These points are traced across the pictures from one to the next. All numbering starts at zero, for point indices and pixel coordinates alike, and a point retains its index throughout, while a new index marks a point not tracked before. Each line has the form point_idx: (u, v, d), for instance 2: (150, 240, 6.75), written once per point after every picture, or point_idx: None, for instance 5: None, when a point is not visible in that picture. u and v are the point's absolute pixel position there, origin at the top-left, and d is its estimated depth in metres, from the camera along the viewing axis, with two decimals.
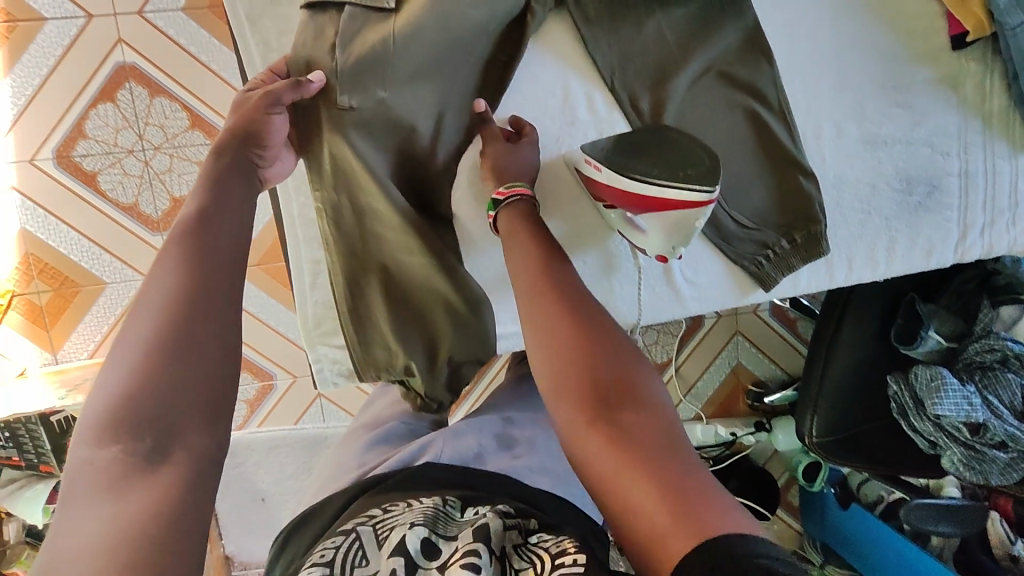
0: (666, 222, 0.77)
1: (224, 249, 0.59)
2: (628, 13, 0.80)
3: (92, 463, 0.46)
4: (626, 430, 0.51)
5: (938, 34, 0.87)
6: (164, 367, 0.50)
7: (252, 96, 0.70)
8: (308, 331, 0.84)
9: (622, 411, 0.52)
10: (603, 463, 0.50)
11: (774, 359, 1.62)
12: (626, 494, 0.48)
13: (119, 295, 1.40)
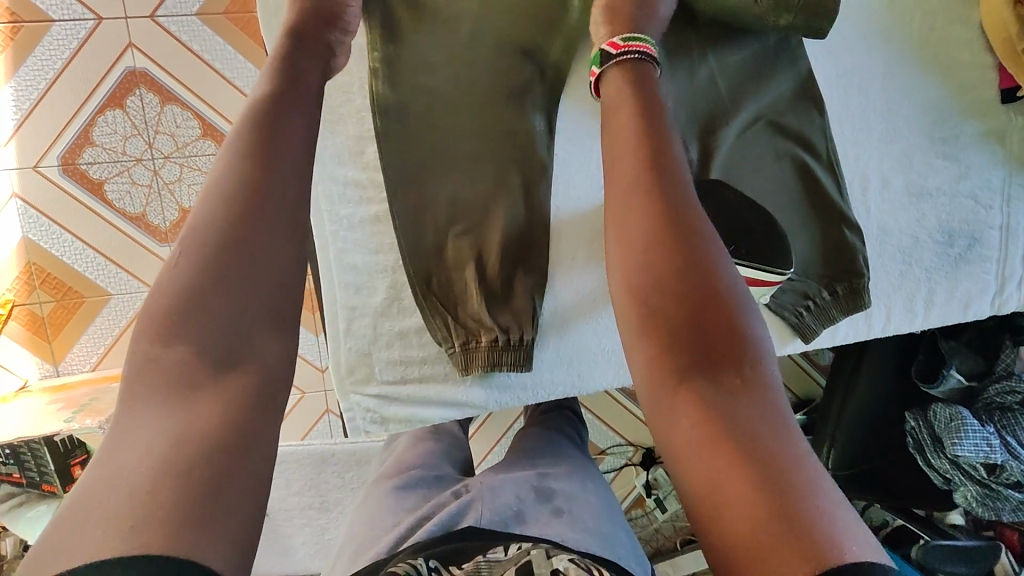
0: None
1: (292, 168, 0.56)
2: (680, 60, 0.77)
3: (158, 359, 0.46)
4: (725, 403, 0.47)
5: (988, 87, 0.86)
6: (228, 289, 0.49)
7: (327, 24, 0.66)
8: (338, 379, 0.76)
9: (720, 375, 0.48)
10: (687, 428, 0.48)
11: (786, 381, 1.61)
12: (709, 468, 0.45)
13: (124, 307, 1.36)
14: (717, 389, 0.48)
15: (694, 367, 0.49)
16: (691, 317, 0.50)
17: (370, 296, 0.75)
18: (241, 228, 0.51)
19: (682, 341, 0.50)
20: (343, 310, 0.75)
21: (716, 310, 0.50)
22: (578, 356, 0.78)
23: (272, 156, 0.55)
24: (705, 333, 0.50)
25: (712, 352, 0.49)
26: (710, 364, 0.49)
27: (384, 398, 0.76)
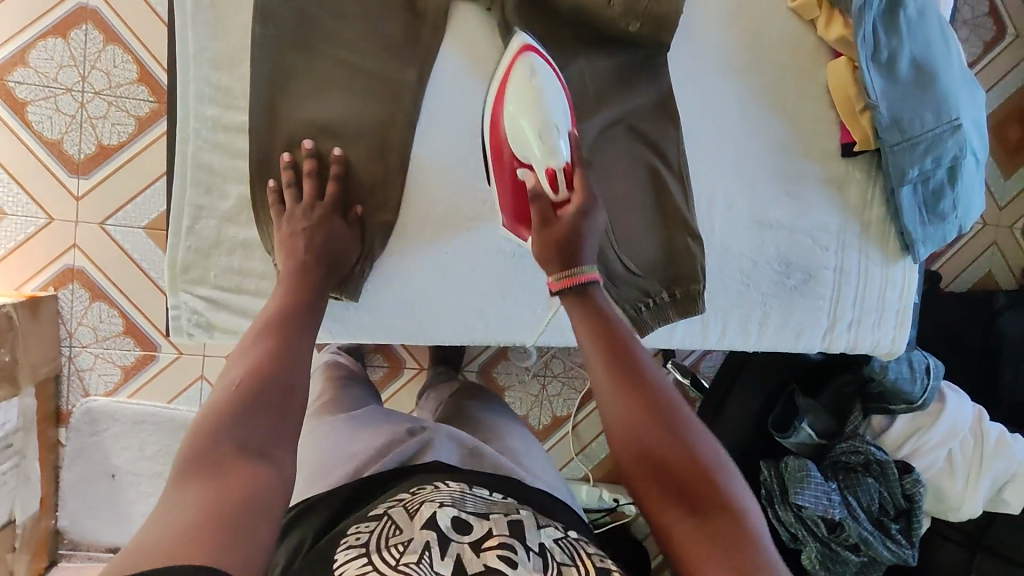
0: (530, 147, 0.74)
1: (307, 340, 0.65)
2: (554, 51, 0.84)
3: (207, 455, 0.49)
4: (708, 530, 0.53)
5: (831, 140, 0.95)
6: (264, 416, 0.54)
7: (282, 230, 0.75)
8: (173, 274, 0.78)
9: (706, 506, 0.55)
10: (681, 532, 0.54)
11: None
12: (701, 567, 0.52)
13: (16, 229, 1.34)
14: (700, 519, 0.54)
15: (675, 500, 0.55)
16: (676, 455, 0.57)
17: (221, 199, 0.77)
18: (275, 374, 0.58)
19: (671, 477, 0.56)
20: (190, 207, 0.76)
21: (688, 444, 0.57)
22: (408, 300, 0.84)
23: (288, 335, 0.63)
24: (684, 472, 0.56)
25: (692, 488, 0.55)
26: (692, 496, 0.55)
27: (213, 301, 0.78)
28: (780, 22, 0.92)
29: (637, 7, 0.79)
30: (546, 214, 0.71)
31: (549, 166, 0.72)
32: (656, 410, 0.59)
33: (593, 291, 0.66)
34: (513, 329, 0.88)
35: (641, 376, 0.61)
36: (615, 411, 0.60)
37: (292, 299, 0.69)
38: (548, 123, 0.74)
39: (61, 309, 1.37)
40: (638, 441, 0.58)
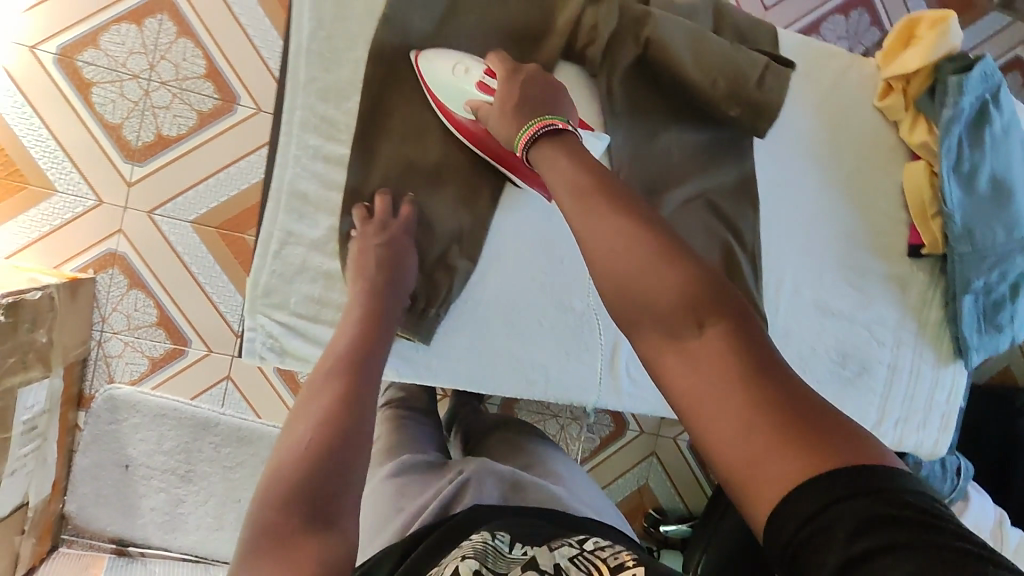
0: (467, 85, 0.76)
1: (371, 392, 0.65)
2: (649, 122, 0.85)
3: (273, 526, 0.51)
4: (694, 357, 0.47)
5: (899, 239, 0.97)
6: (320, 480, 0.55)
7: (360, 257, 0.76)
8: (252, 296, 0.77)
9: (690, 336, 0.48)
10: (695, 385, 0.46)
11: (682, 494, 1.52)
12: (718, 417, 0.44)
13: (63, 208, 1.34)
14: (687, 346, 0.48)
15: (659, 331, 0.50)
16: (654, 284, 0.50)
17: (311, 228, 0.78)
18: (334, 435, 0.58)
19: (653, 307, 0.50)
20: (279, 232, 0.76)
21: (673, 265, 0.50)
22: (479, 348, 0.85)
23: (352, 381, 0.65)
24: (680, 312, 0.49)
25: (694, 324, 0.48)
26: (678, 327, 0.49)
27: (291, 329, 0.78)
28: (864, 120, 0.95)
29: (741, 93, 0.80)
30: (509, 92, 0.73)
31: (474, 81, 0.76)
32: (637, 232, 0.53)
33: (543, 136, 0.67)
34: (575, 393, 0.89)
35: (617, 205, 0.55)
36: (593, 243, 0.54)
37: (358, 347, 0.69)
38: (453, 59, 0.77)
39: (97, 292, 1.37)
40: (618, 270, 0.52)
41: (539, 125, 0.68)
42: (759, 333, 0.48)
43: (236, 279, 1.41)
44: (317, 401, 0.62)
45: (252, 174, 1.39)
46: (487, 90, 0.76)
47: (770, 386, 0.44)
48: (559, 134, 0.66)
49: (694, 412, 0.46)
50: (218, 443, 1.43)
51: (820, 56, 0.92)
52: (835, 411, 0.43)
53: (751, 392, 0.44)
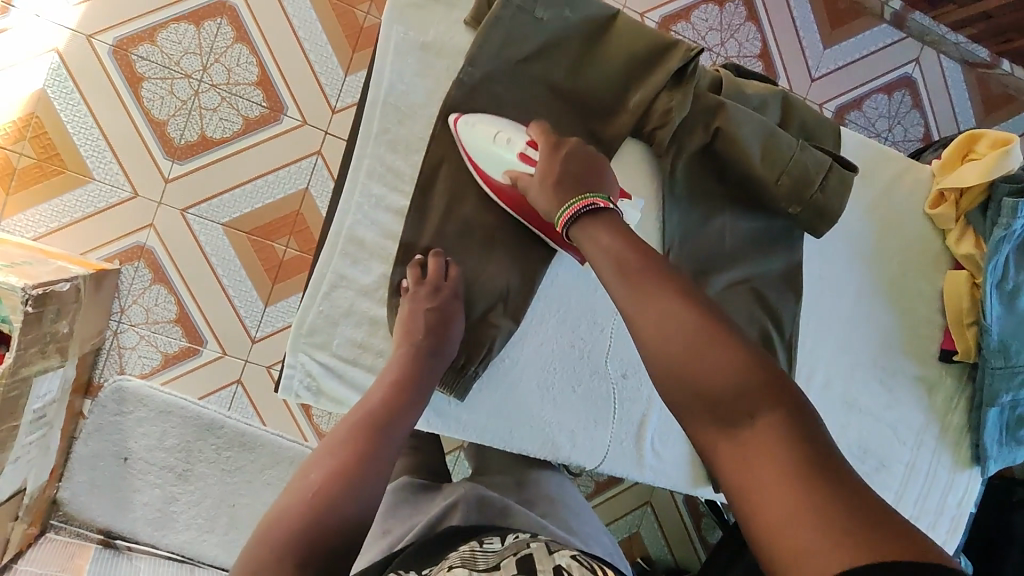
0: (506, 155, 0.75)
1: (388, 454, 0.66)
2: (705, 204, 0.86)
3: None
4: (745, 443, 0.50)
5: (932, 341, 0.99)
6: (309, 541, 0.57)
7: (408, 313, 0.76)
8: (296, 334, 0.77)
9: (743, 424, 0.51)
10: (744, 472, 0.49)
11: (672, 545, 1.47)
12: (767, 499, 0.47)
13: (98, 196, 1.33)
14: (737, 435, 0.51)
15: (711, 423, 0.53)
16: (707, 371, 0.53)
17: (363, 273, 0.77)
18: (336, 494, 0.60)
19: (705, 396, 0.53)
20: (332, 275, 0.76)
21: (725, 356, 0.53)
22: (507, 407, 0.84)
23: (369, 439, 0.65)
24: (732, 397, 0.52)
25: (741, 411, 0.51)
26: (729, 417, 0.52)
27: (331, 369, 0.77)
28: (911, 223, 0.96)
29: (803, 193, 0.81)
30: (549, 168, 0.72)
31: (516, 151, 0.75)
32: (691, 318, 0.56)
33: (586, 212, 0.67)
34: (598, 461, 0.88)
35: (670, 285, 0.59)
36: (643, 327, 0.57)
37: (392, 401, 0.69)
38: (494, 125, 0.76)
39: (120, 283, 1.36)
40: (671, 357, 0.55)
41: (580, 203, 0.68)
42: (814, 424, 0.50)
43: (259, 285, 1.41)
44: (329, 456, 0.63)
45: (290, 184, 1.39)
46: (527, 161, 0.75)
47: (822, 478, 0.46)
48: (601, 211, 0.67)
49: (747, 501, 0.48)
50: (219, 446, 1.42)
51: (878, 158, 0.94)
52: (888, 508, 0.45)
53: (799, 487, 0.46)
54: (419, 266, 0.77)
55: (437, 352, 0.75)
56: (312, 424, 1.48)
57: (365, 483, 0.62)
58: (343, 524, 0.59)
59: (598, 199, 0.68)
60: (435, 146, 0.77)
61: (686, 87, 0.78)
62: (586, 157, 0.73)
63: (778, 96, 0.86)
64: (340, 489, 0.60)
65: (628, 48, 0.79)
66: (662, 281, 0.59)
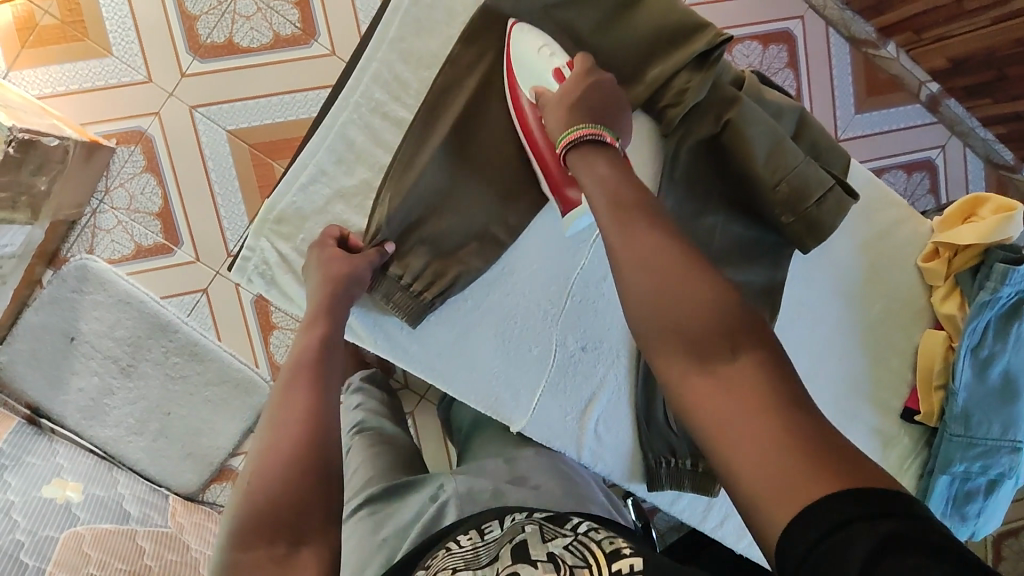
0: (540, 65, 0.74)
1: (336, 385, 0.66)
2: (702, 198, 0.85)
3: (245, 562, 0.52)
4: (725, 381, 0.50)
5: (898, 398, 0.97)
6: (292, 500, 0.55)
7: (320, 263, 0.74)
8: (265, 219, 0.77)
9: (721, 362, 0.51)
10: (716, 411, 0.50)
11: None
12: (742, 433, 0.48)
13: (111, 72, 1.32)
14: (716, 372, 0.51)
15: (686, 359, 0.53)
16: (688, 308, 0.53)
17: (346, 175, 0.77)
18: (303, 445, 0.58)
19: (685, 331, 0.53)
20: (314, 167, 0.77)
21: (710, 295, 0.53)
22: (457, 346, 0.82)
23: (317, 381, 0.64)
24: (711, 330, 0.52)
25: (713, 342, 0.52)
26: (707, 352, 0.52)
27: (288, 261, 0.77)
28: (903, 273, 0.95)
29: (798, 205, 0.80)
30: (573, 88, 0.71)
31: (552, 67, 0.74)
32: (676, 258, 0.55)
33: (590, 141, 0.66)
34: (537, 430, 0.85)
35: (657, 223, 0.58)
36: (630, 258, 0.56)
37: (326, 340, 0.68)
38: (541, 41, 0.75)
39: (112, 163, 1.35)
40: (652, 293, 0.55)
41: (587, 129, 0.67)
42: (789, 367, 0.51)
43: (249, 201, 1.39)
44: (285, 407, 0.61)
45: (303, 110, 1.38)
46: (557, 78, 0.74)
47: (793, 420, 0.47)
48: (605, 143, 0.66)
49: (723, 441, 0.48)
50: (169, 349, 1.39)
51: (883, 200, 0.92)
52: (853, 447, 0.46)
53: (778, 429, 0.46)
54: (340, 235, 0.76)
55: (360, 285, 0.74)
56: (267, 351, 1.44)
57: (330, 429, 0.61)
58: (324, 462, 0.58)
59: (607, 133, 0.67)
60: (447, 71, 0.77)
61: (708, 71, 0.77)
62: (606, 93, 0.70)
63: (796, 108, 0.85)
64: (310, 440, 0.59)
65: (659, 20, 0.78)
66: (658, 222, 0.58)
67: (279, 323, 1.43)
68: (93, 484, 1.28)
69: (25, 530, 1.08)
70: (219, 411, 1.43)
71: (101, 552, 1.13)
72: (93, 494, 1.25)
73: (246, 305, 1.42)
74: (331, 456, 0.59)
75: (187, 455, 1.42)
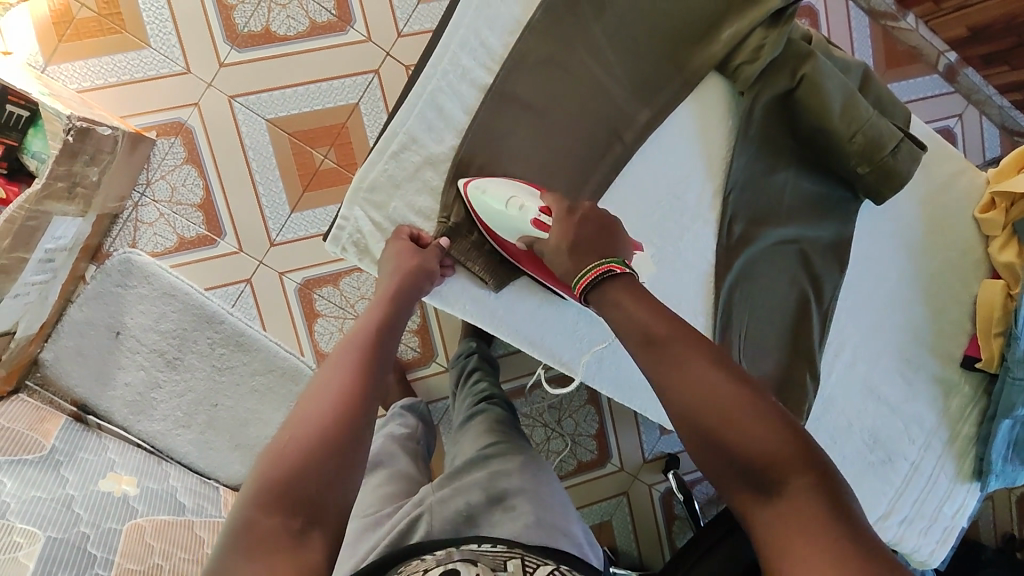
0: (519, 220, 0.76)
1: (380, 376, 0.67)
2: (774, 156, 0.87)
3: (259, 525, 0.52)
4: (780, 511, 0.49)
5: (958, 346, 1.00)
6: (320, 483, 0.56)
7: (398, 255, 0.77)
8: (356, 189, 0.81)
9: (778, 493, 0.50)
10: (763, 525, 0.50)
11: (641, 540, 1.43)
12: (799, 557, 0.47)
13: (149, 65, 1.32)
14: (773, 500, 0.50)
15: (745, 486, 0.52)
16: (739, 436, 0.52)
17: (433, 142, 0.81)
18: (337, 434, 0.58)
19: (736, 459, 0.52)
20: (404, 135, 0.80)
21: (756, 424, 0.52)
22: (538, 311, 0.85)
23: (364, 369, 0.66)
24: (762, 462, 0.51)
25: (761, 470, 0.51)
26: (761, 479, 0.51)
27: (380, 228, 0.81)
28: (961, 225, 0.98)
29: (874, 155, 0.83)
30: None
31: (530, 219, 0.75)
32: (719, 379, 0.54)
33: (607, 278, 0.63)
34: (616, 388, 0.88)
35: (699, 350, 0.56)
36: (674, 391, 0.55)
37: (381, 332, 0.71)
38: (509, 193, 0.77)
39: (152, 155, 1.34)
40: (700, 422, 0.53)
41: (595, 269, 0.64)
42: (838, 482, 0.51)
43: (290, 189, 1.39)
44: (331, 385, 0.63)
45: (341, 97, 1.39)
46: (540, 228, 0.74)
47: (855, 546, 0.46)
48: (618, 275, 0.63)
49: (783, 559, 0.48)
50: (214, 340, 1.38)
51: (940, 154, 0.95)
52: (905, 569, 0.46)
53: (844, 550, 0.46)
54: (411, 236, 0.80)
55: (421, 291, 0.78)
56: (312, 339, 1.43)
57: (367, 426, 0.61)
58: (358, 448, 0.59)
59: (612, 264, 0.64)
60: (527, 38, 0.79)
61: (783, 28, 0.78)
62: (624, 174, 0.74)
63: (861, 66, 0.88)
64: (347, 429, 0.60)
65: None
66: (707, 363, 0.55)
67: (323, 311, 1.43)
68: (146, 477, 1.23)
69: (88, 523, 1.03)
70: (265, 401, 1.41)
71: (164, 542, 1.08)
72: (147, 487, 1.20)
73: (289, 295, 1.42)
74: (360, 449, 0.60)
75: (236, 446, 1.39)
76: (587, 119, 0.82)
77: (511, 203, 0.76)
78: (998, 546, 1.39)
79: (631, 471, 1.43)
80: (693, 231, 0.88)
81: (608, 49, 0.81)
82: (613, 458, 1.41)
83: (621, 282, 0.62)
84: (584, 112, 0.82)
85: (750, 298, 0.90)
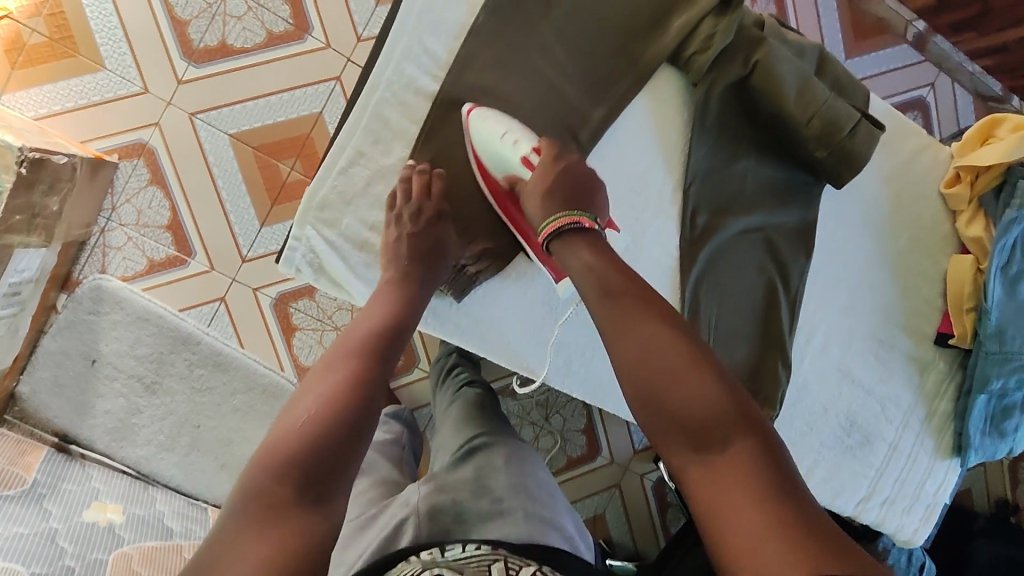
0: (510, 156, 0.76)
1: (382, 360, 0.67)
2: (732, 144, 0.86)
3: (266, 495, 0.52)
4: (717, 466, 0.54)
5: (931, 323, 0.99)
6: (324, 458, 0.55)
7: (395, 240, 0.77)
8: (308, 206, 0.80)
9: (716, 448, 0.54)
10: (698, 479, 0.54)
11: (636, 531, 1.43)
12: (729, 506, 0.51)
13: (106, 86, 1.30)
14: (711, 454, 0.54)
15: (684, 442, 0.56)
16: (683, 394, 0.57)
17: (384, 153, 0.80)
18: (343, 415, 0.58)
19: (677, 417, 0.56)
20: (353, 148, 0.79)
21: (698, 384, 0.57)
22: (502, 318, 0.84)
23: (366, 353, 0.66)
24: (703, 418, 0.55)
25: (703, 428, 0.55)
26: (701, 436, 0.55)
27: (334, 246, 0.81)
28: (927, 201, 0.97)
29: (832, 137, 0.82)
30: (543, 180, 0.73)
31: (519, 155, 0.76)
32: (671, 344, 0.59)
33: (570, 230, 0.68)
34: (585, 389, 0.88)
35: (650, 314, 0.61)
36: (625, 349, 0.60)
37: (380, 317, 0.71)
38: (505, 127, 0.77)
39: (116, 178, 1.33)
40: (649, 373, 0.58)
41: (565, 218, 0.69)
42: (775, 445, 0.55)
43: (259, 203, 1.37)
44: (335, 367, 0.63)
45: (304, 107, 1.37)
46: (527, 166, 0.75)
47: (787, 503, 0.50)
48: (584, 228, 0.68)
49: (716, 513, 0.52)
50: (192, 362, 1.37)
51: (902, 131, 0.94)
52: (831, 527, 0.50)
53: (775, 505, 0.50)
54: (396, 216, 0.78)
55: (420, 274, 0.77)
56: (292, 353, 1.42)
57: (370, 407, 0.61)
58: (362, 429, 0.59)
59: (582, 218, 0.69)
60: (473, 41, 0.78)
61: (733, 15, 0.78)
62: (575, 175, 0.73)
63: (815, 47, 0.87)
64: (351, 410, 0.59)
65: None
66: (662, 327, 0.60)
67: (301, 324, 1.42)
68: (133, 504, 1.22)
69: (73, 555, 1.02)
70: (249, 419, 1.40)
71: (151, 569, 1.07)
72: (133, 513, 1.19)
73: (265, 310, 1.40)
74: (364, 430, 0.59)
75: (222, 466, 1.37)
76: (540, 119, 0.81)
77: (505, 136, 0.76)
78: (991, 514, 1.39)
79: (621, 464, 1.43)
80: (656, 225, 0.87)
81: (556, 46, 0.80)
82: (602, 452, 1.40)
83: (580, 239, 0.68)
84: (536, 113, 0.81)
85: (718, 290, 0.89)
